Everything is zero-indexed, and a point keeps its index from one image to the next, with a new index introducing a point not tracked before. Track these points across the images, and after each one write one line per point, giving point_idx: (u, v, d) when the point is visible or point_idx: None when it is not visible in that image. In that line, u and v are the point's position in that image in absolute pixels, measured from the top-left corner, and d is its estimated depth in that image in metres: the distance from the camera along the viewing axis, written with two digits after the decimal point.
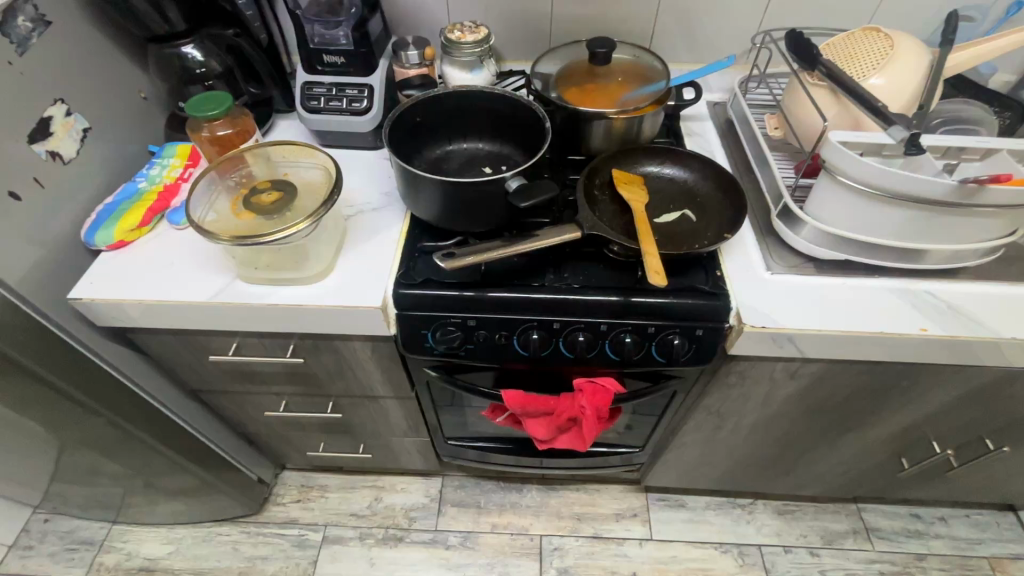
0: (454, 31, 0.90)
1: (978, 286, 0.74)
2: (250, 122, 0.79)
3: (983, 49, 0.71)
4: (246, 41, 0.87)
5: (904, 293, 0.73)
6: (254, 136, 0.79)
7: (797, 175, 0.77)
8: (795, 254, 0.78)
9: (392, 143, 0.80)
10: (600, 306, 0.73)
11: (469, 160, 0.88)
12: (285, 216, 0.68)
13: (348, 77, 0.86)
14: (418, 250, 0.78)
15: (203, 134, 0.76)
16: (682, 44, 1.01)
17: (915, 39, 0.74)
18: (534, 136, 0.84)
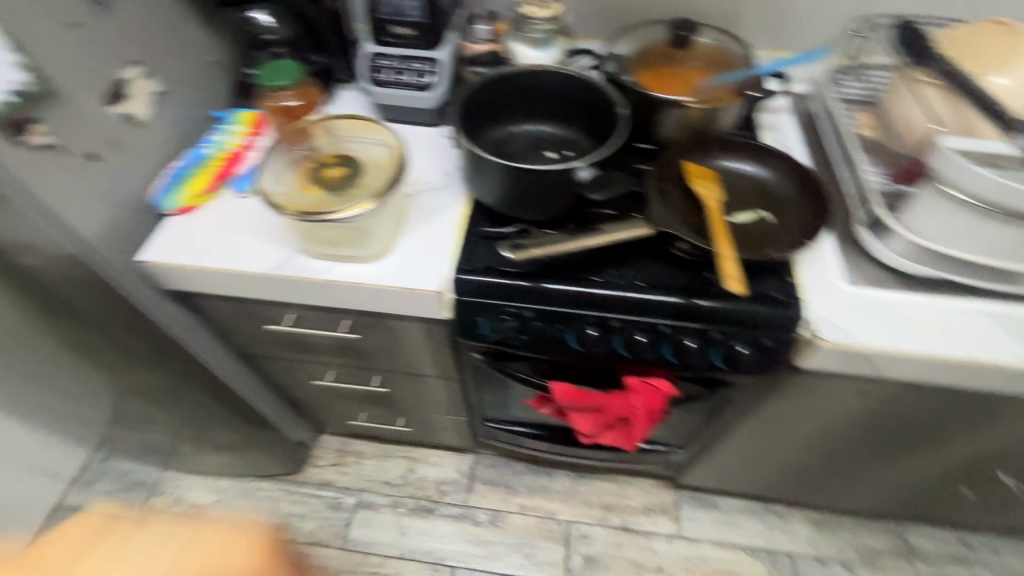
0: (526, 5, 0.86)
1: None
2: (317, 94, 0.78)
3: None
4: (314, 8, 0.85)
5: (1001, 317, 0.68)
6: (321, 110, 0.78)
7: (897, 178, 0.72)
8: (879, 266, 0.72)
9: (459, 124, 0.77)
10: (664, 306, 0.70)
11: (533, 145, 0.85)
12: (351, 195, 0.67)
13: (415, 50, 0.84)
14: (478, 235, 0.76)
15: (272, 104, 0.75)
16: (769, 28, 0.94)
17: None
18: (605, 122, 0.80)
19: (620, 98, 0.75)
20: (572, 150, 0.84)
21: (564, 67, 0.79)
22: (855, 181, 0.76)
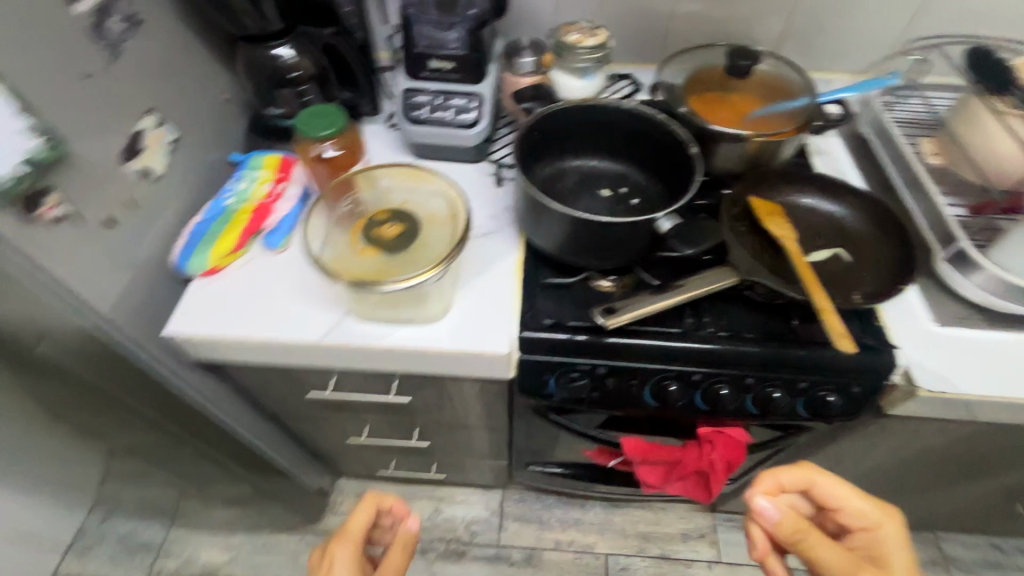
0: (572, 32, 0.81)
1: None
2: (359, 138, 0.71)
3: None
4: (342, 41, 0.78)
5: None
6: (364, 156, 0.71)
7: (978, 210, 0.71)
8: (960, 301, 0.70)
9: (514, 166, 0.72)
10: (748, 357, 0.66)
11: (586, 183, 0.81)
12: (412, 257, 0.61)
13: (455, 84, 0.78)
14: (540, 285, 0.71)
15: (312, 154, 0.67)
16: (811, 49, 0.91)
17: None
18: (667, 159, 0.75)
19: (689, 137, 0.70)
20: (628, 188, 0.80)
21: (623, 102, 0.74)
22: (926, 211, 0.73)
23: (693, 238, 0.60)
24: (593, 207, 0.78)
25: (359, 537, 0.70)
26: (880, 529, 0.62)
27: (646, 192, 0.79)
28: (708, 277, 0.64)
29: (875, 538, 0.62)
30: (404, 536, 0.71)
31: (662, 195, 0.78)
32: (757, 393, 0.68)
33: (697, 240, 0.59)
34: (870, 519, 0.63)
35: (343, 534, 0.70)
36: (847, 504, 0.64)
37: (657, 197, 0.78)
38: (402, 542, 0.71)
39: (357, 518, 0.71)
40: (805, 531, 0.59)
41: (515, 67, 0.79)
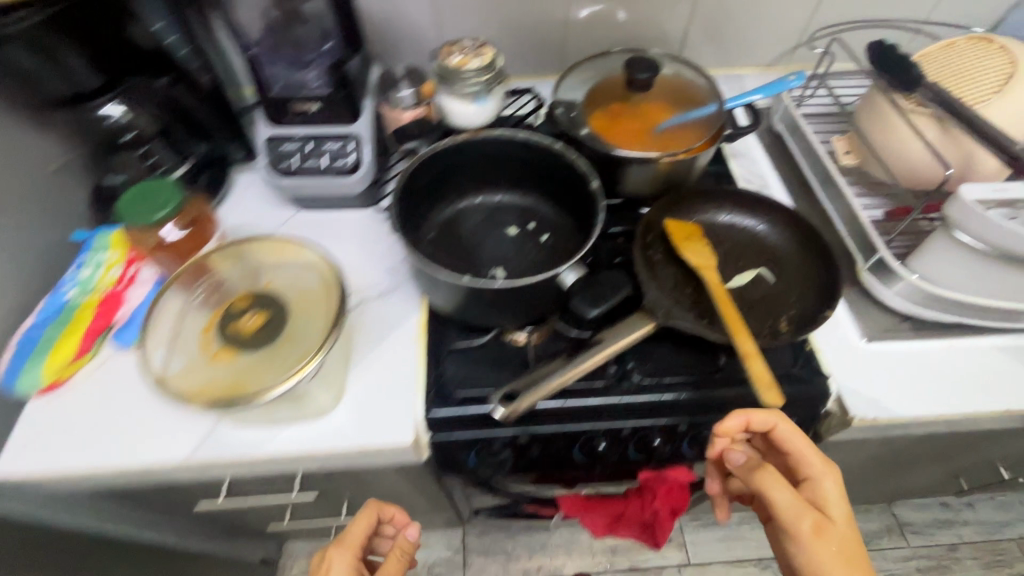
0: (453, 55, 0.72)
1: None
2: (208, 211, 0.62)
3: None
4: (185, 91, 0.66)
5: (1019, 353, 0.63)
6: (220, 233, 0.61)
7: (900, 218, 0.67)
8: (887, 312, 0.66)
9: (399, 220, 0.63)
10: (677, 406, 0.61)
11: (490, 222, 0.73)
12: (277, 356, 0.51)
13: (327, 126, 0.68)
14: (446, 352, 0.63)
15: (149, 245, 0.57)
16: (717, 46, 0.86)
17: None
18: (572, 189, 0.69)
19: (592, 169, 0.63)
20: (537, 223, 0.73)
21: (516, 132, 0.67)
22: (847, 218, 0.69)
23: (602, 295, 0.54)
24: (500, 249, 0.70)
25: (358, 545, 0.61)
26: (828, 482, 0.54)
27: (556, 226, 0.72)
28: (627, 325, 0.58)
29: (816, 494, 0.54)
30: (403, 545, 0.62)
31: (572, 228, 0.71)
32: (693, 439, 0.63)
33: (608, 300, 0.54)
34: (817, 471, 0.55)
35: (340, 543, 0.60)
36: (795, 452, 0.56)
37: (568, 230, 0.71)
38: (399, 551, 0.62)
39: (354, 533, 0.61)
40: (756, 469, 0.55)
41: (393, 101, 0.69)
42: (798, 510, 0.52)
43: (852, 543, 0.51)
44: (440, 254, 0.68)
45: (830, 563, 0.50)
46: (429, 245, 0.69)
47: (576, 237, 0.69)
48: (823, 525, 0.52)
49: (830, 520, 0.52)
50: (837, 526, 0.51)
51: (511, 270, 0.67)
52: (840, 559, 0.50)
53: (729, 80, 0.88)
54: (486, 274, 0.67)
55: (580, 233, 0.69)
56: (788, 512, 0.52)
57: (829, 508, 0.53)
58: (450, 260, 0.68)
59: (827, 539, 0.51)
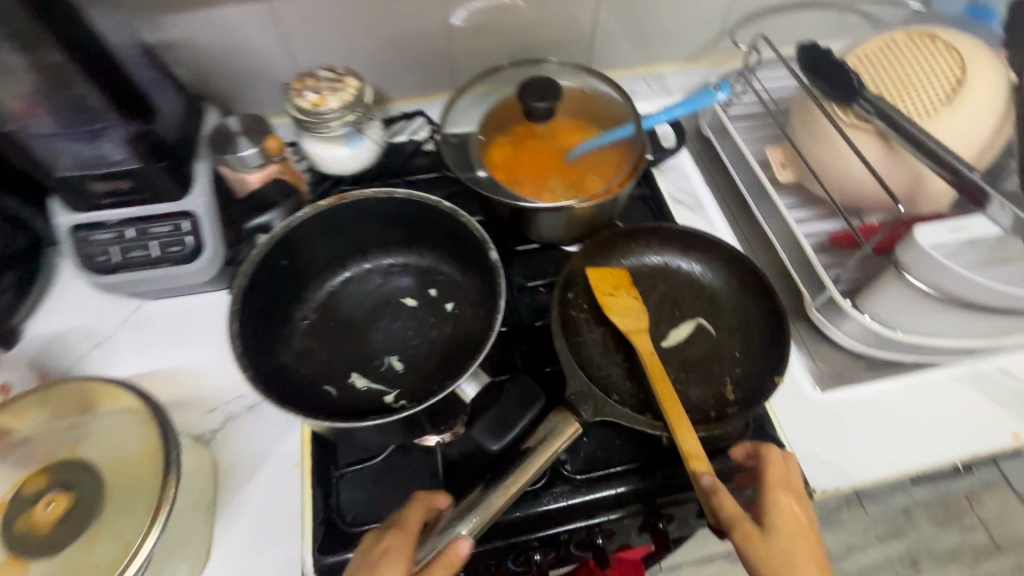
0: (305, 93, 0.57)
1: None
2: None
3: None
4: None
5: (980, 381, 0.57)
6: None
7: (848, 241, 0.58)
8: (838, 350, 0.59)
9: (248, 325, 0.50)
10: (617, 500, 0.53)
11: (380, 291, 0.60)
12: (81, 562, 0.39)
13: (148, 206, 0.53)
14: (338, 476, 0.52)
15: None
16: (629, 43, 0.74)
17: (975, 38, 0.51)
18: (471, 249, 0.57)
19: (485, 236, 0.52)
20: (437, 287, 0.61)
21: (392, 191, 0.54)
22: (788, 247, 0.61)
23: (510, 422, 0.42)
24: (393, 328, 0.58)
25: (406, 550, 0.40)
26: (775, 488, 0.44)
27: (460, 289, 0.60)
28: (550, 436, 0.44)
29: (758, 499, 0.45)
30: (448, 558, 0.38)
31: (478, 291, 0.59)
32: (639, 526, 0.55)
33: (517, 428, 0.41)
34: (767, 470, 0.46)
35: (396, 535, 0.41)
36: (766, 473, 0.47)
37: (473, 293, 0.59)
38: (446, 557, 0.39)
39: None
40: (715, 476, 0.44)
41: (232, 163, 0.55)
42: (739, 514, 0.42)
43: (800, 552, 0.42)
44: (321, 347, 0.56)
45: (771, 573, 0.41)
46: (306, 339, 0.57)
47: (483, 304, 0.58)
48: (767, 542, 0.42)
49: (771, 530, 0.43)
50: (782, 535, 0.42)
51: (407, 356, 0.56)
52: (784, 568, 0.41)
53: (646, 80, 0.77)
54: (378, 366, 0.55)
55: (486, 300, 0.58)
56: (729, 515, 0.42)
57: (772, 518, 0.43)
58: (334, 354, 0.56)
59: (770, 548, 0.41)
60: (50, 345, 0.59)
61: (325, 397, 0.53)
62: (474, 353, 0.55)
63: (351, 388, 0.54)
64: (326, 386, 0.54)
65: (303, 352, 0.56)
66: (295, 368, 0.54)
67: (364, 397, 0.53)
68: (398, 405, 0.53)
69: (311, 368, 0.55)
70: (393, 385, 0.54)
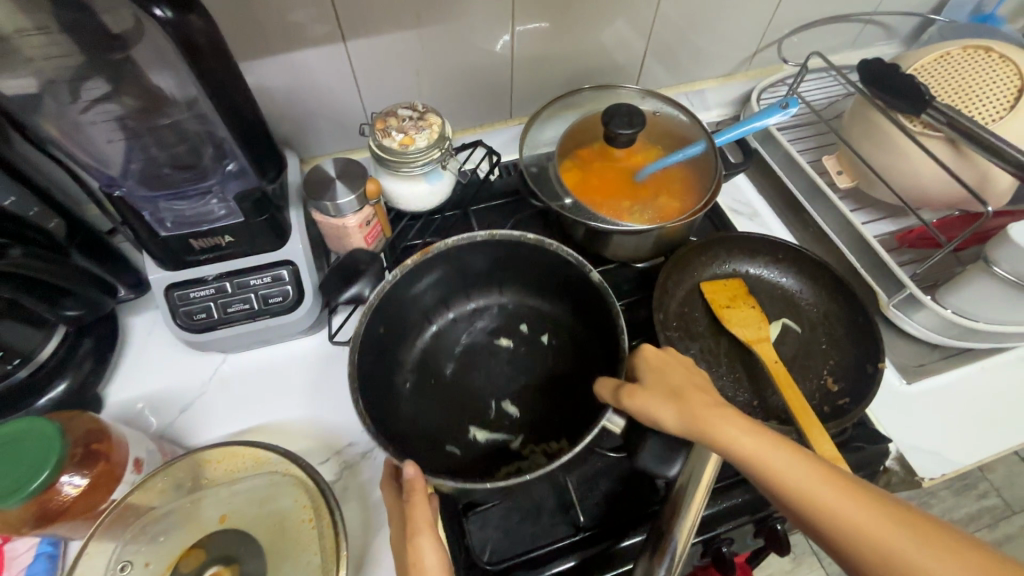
0: (391, 132, 0.57)
1: None
2: (99, 421, 0.42)
3: None
4: (39, 255, 0.46)
5: None
6: (131, 461, 0.43)
7: (914, 240, 0.62)
8: (914, 343, 0.63)
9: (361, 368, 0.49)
10: (738, 511, 0.54)
11: (478, 336, 0.61)
12: None
13: (246, 258, 0.51)
14: (467, 514, 0.51)
15: (23, 523, 0.38)
16: (677, 64, 0.77)
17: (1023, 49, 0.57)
18: (561, 278, 0.58)
19: (580, 259, 0.54)
20: (528, 323, 0.62)
21: (476, 236, 0.55)
22: (855, 248, 0.64)
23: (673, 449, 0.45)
24: (496, 371, 0.58)
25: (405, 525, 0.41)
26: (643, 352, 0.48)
27: (553, 320, 0.61)
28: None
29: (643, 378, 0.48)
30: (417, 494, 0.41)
31: (572, 321, 0.60)
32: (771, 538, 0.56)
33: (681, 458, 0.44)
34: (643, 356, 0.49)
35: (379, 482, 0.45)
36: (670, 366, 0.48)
37: (568, 324, 0.60)
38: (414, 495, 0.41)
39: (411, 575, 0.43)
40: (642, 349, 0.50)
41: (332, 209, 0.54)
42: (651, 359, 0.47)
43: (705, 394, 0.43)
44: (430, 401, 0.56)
45: (660, 412, 0.43)
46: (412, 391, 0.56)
47: (580, 330, 0.59)
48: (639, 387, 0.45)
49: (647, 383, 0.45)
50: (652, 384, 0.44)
51: (517, 396, 0.56)
52: (685, 416, 0.41)
53: (689, 98, 0.81)
54: (493, 414, 0.55)
55: (584, 325, 0.58)
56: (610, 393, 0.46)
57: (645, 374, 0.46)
58: (446, 392, 0.56)
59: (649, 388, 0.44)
60: (127, 416, 0.56)
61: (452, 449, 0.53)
62: (584, 382, 0.56)
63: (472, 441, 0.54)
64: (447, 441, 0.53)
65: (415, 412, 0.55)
66: (411, 424, 0.53)
67: (487, 447, 0.53)
68: (522, 443, 0.53)
69: (426, 425, 0.54)
70: (514, 431, 0.54)
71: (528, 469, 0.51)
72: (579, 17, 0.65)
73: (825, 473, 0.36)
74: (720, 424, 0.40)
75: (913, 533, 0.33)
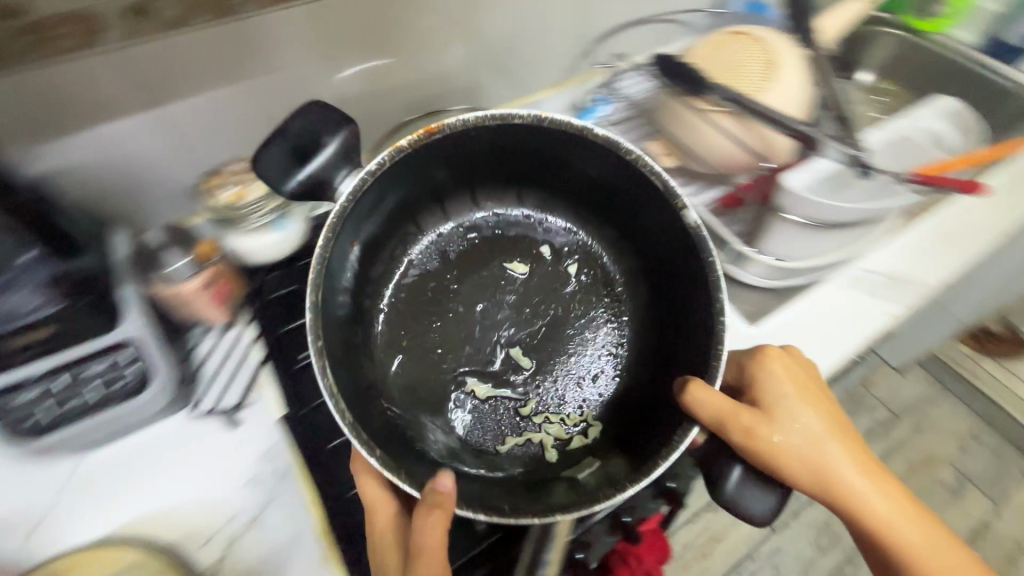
0: (224, 188, 0.57)
1: (900, 238, 0.74)
2: None
3: (831, 27, 0.69)
4: None
5: (853, 279, 0.71)
6: None
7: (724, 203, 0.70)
8: (754, 290, 0.71)
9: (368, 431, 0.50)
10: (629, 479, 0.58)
11: (489, 245, 0.70)
12: None
13: (77, 349, 0.47)
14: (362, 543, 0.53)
15: None
16: (508, 81, 0.83)
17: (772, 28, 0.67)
18: (608, 198, 0.63)
19: (655, 170, 0.54)
20: (552, 250, 0.70)
21: (507, 116, 0.54)
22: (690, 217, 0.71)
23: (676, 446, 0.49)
24: (495, 317, 0.65)
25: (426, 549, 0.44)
26: (776, 370, 0.54)
27: (588, 253, 0.69)
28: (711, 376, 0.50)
29: (754, 394, 0.54)
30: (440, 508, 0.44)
31: (628, 255, 0.66)
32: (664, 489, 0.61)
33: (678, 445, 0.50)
34: (759, 369, 0.55)
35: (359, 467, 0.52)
36: (766, 388, 0.54)
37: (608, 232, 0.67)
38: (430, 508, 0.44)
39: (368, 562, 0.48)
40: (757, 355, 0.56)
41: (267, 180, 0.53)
42: (780, 382, 0.54)
43: (840, 437, 0.53)
44: (411, 358, 0.64)
45: (793, 467, 0.50)
46: (404, 330, 0.64)
47: (652, 289, 0.63)
48: (766, 420, 0.51)
49: (777, 418, 0.52)
50: (790, 425, 0.51)
51: (530, 350, 0.64)
52: (824, 481, 0.51)
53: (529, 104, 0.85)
54: (502, 362, 0.63)
55: (630, 248, 0.65)
56: (717, 407, 0.48)
57: (782, 398, 0.53)
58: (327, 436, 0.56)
59: (788, 428, 0.51)
60: None
61: (445, 387, 0.63)
62: (658, 323, 0.63)
63: (490, 373, 0.63)
64: (455, 410, 0.62)
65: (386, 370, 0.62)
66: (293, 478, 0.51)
67: (489, 403, 0.62)
68: (526, 394, 0.62)
69: (373, 359, 0.62)
70: (526, 373, 0.63)
71: (541, 442, 0.61)
72: (400, 51, 0.69)
73: (906, 513, 0.53)
74: (843, 468, 0.52)
75: (947, 545, 0.53)
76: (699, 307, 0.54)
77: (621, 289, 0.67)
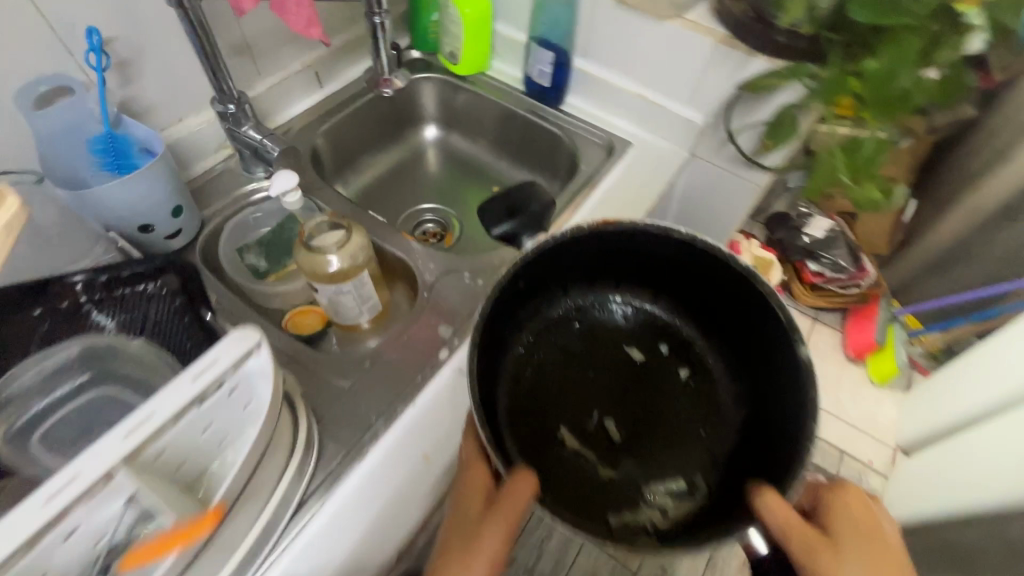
0: None
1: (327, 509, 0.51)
2: None
3: None
4: None
5: None
6: None
7: None
8: None
9: None
10: None
11: (597, 326, 0.62)
12: None
13: None
14: None
15: None
16: None
17: None
18: (757, 332, 0.53)
19: (727, 252, 0.50)
20: (670, 348, 0.62)
21: (671, 227, 0.51)
22: None
23: None
24: (541, 360, 0.59)
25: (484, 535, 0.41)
26: (857, 513, 0.46)
27: (699, 363, 0.60)
28: (806, 438, 0.43)
29: (828, 511, 0.47)
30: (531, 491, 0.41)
31: (679, 295, 0.60)
32: None
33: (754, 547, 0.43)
34: (838, 494, 0.48)
35: (467, 428, 0.49)
36: (835, 517, 0.46)
37: (690, 321, 0.61)
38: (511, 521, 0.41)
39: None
40: (841, 484, 0.48)
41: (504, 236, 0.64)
42: (881, 527, 0.46)
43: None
44: (545, 377, 0.58)
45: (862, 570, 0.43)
46: (524, 347, 0.59)
47: (757, 408, 0.53)
48: (831, 546, 0.43)
49: (835, 537, 0.44)
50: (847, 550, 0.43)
51: (628, 424, 0.55)
52: None
53: None
54: (593, 428, 0.55)
55: (745, 372, 0.56)
56: (784, 530, 0.41)
57: (839, 518, 0.46)
58: None
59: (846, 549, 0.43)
60: None
61: (531, 401, 0.56)
62: (749, 443, 0.52)
63: (582, 430, 0.55)
64: (526, 393, 0.57)
65: (524, 356, 0.59)
66: None
67: (571, 454, 0.54)
68: (615, 477, 0.53)
69: (527, 407, 0.55)
70: (609, 447, 0.54)
71: (627, 510, 0.51)
72: None
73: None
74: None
75: None
76: (791, 404, 0.48)
77: (688, 378, 0.59)
